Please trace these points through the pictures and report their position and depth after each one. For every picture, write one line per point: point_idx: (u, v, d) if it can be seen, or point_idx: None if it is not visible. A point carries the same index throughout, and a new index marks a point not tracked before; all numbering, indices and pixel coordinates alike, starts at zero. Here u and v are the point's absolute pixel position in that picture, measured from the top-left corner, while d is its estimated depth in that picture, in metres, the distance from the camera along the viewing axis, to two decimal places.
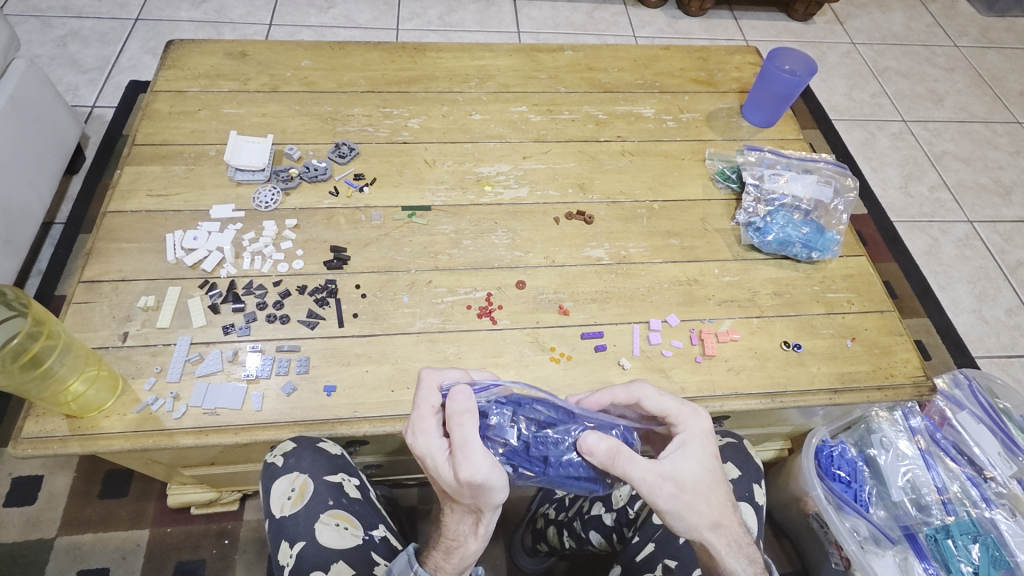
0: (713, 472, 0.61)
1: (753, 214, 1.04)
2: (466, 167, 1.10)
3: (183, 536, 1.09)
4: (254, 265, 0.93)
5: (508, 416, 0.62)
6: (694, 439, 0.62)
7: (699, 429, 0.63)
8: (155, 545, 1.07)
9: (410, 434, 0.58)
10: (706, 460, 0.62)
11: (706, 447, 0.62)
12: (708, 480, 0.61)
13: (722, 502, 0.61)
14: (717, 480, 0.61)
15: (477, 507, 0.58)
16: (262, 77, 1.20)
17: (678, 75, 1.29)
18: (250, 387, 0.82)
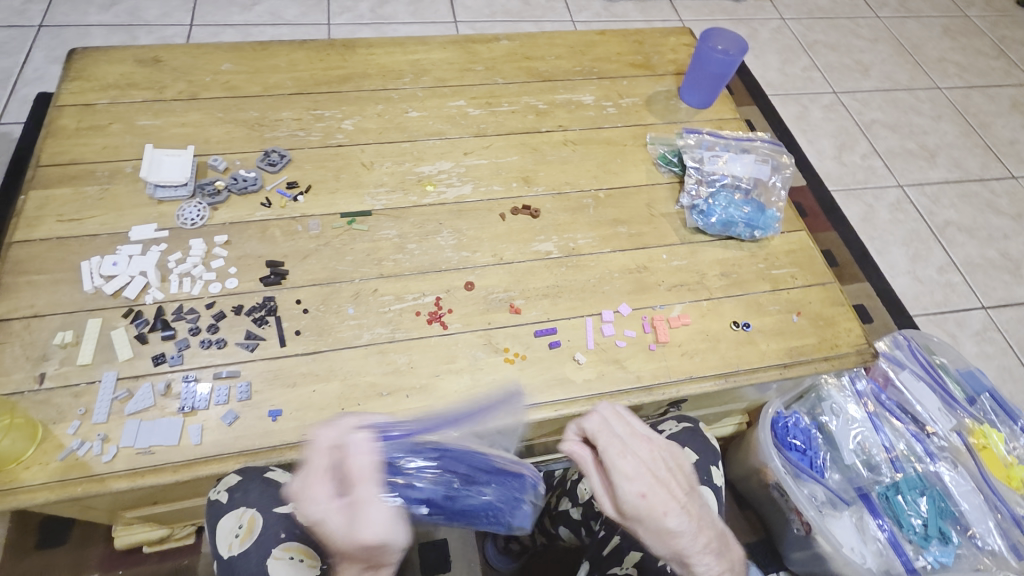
0: (641, 508, 0.61)
1: (696, 197, 1.05)
2: (405, 167, 1.06)
3: None
4: (183, 287, 0.87)
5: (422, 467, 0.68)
6: (617, 480, 0.62)
7: (620, 467, 0.63)
8: None
9: (302, 503, 0.54)
10: (630, 497, 0.61)
11: (626, 487, 0.62)
12: (635, 514, 0.62)
13: (657, 533, 0.61)
14: (649, 514, 0.61)
15: (380, 568, 0.56)
16: (180, 84, 1.12)
17: (615, 60, 1.28)
18: (188, 419, 0.77)
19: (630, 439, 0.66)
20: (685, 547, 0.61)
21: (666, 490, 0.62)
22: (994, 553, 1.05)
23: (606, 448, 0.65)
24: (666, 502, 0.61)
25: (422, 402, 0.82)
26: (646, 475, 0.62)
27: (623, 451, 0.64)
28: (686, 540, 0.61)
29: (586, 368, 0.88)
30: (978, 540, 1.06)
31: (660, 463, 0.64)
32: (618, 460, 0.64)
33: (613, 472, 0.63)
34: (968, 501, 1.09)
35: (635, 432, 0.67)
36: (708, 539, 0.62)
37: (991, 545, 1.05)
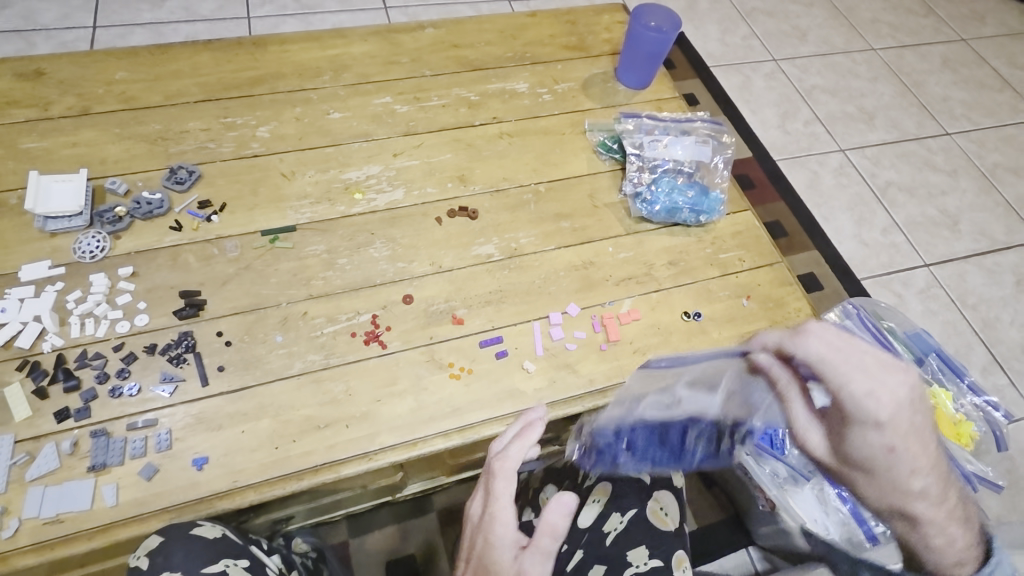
0: (881, 461, 0.51)
1: (639, 185, 1.02)
2: (331, 175, 0.99)
3: None
4: (85, 330, 0.79)
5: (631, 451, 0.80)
6: (855, 427, 0.52)
7: (863, 396, 0.50)
8: None
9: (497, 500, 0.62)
10: (870, 449, 0.52)
11: (868, 436, 0.51)
12: (872, 466, 0.52)
13: (892, 488, 0.52)
14: (888, 468, 0.51)
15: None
16: (69, 98, 1.00)
17: (549, 43, 1.22)
18: (100, 479, 0.69)
19: (873, 377, 0.50)
20: (924, 512, 0.52)
21: (924, 439, 0.50)
22: None
23: (835, 385, 0.52)
24: (918, 459, 0.50)
25: (364, 431, 0.77)
26: (906, 428, 0.50)
27: (864, 396, 0.50)
28: (925, 500, 0.52)
29: (536, 376, 0.84)
30: None
31: (917, 401, 0.50)
32: (861, 399, 0.50)
33: (852, 417, 0.51)
34: None
35: (877, 364, 0.50)
36: (952, 509, 0.53)
37: None
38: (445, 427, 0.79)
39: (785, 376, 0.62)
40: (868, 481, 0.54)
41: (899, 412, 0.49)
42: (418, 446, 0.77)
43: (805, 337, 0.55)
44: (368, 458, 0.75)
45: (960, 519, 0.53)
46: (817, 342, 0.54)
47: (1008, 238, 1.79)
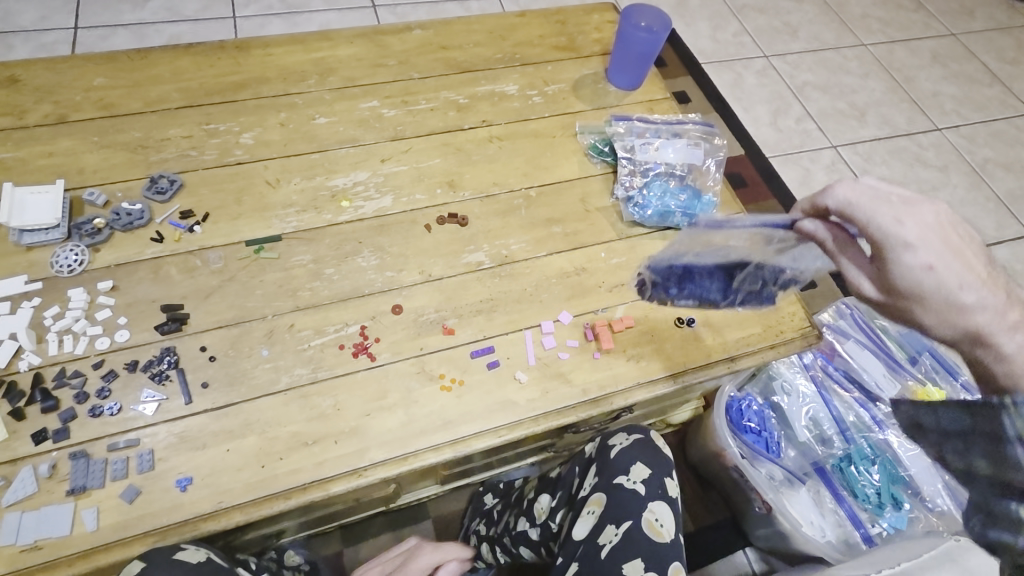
0: (923, 281, 0.53)
1: (631, 189, 1.00)
2: (317, 182, 0.97)
3: None
4: (64, 347, 0.76)
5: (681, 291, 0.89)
6: (892, 254, 0.54)
7: (895, 224, 0.53)
8: None
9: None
10: (911, 272, 0.53)
11: (906, 258, 0.53)
12: (917, 291, 0.54)
13: (942, 306, 0.53)
14: (934, 287, 0.53)
15: None
16: (45, 106, 0.97)
17: (538, 44, 1.20)
18: (80, 503, 0.67)
19: (904, 205, 0.54)
20: (986, 323, 0.52)
21: (971, 263, 0.52)
22: (944, 513, 1.07)
23: (868, 221, 0.55)
24: (958, 271, 0.52)
25: (353, 446, 0.75)
26: (938, 246, 0.53)
27: (895, 223, 0.53)
28: (984, 312, 0.52)
29: (529, 387, 0.82)
30: (929, 502, 1.09)
31: (949, 225, 0.53)
32: (895, 227, 0.54)
33: (886, 246, 0.54)
34: (916, 465, 1.11)
35: (905, 198, 0.55)
36: (1021, 317, 0.52)
37: (941, 505, 1.08)
38: (436, 441, 0.77)
39: (831, 237, 0.64)
40: (921, 309, 0.54)
41: (929, 230, 0.53)
42: (409, 461, 0.76)
43: (832, 190, 0.59)
44: (358, 474, 0.74)
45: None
46: (844, 186, 0.58)
47: (999, 233, 1.79)
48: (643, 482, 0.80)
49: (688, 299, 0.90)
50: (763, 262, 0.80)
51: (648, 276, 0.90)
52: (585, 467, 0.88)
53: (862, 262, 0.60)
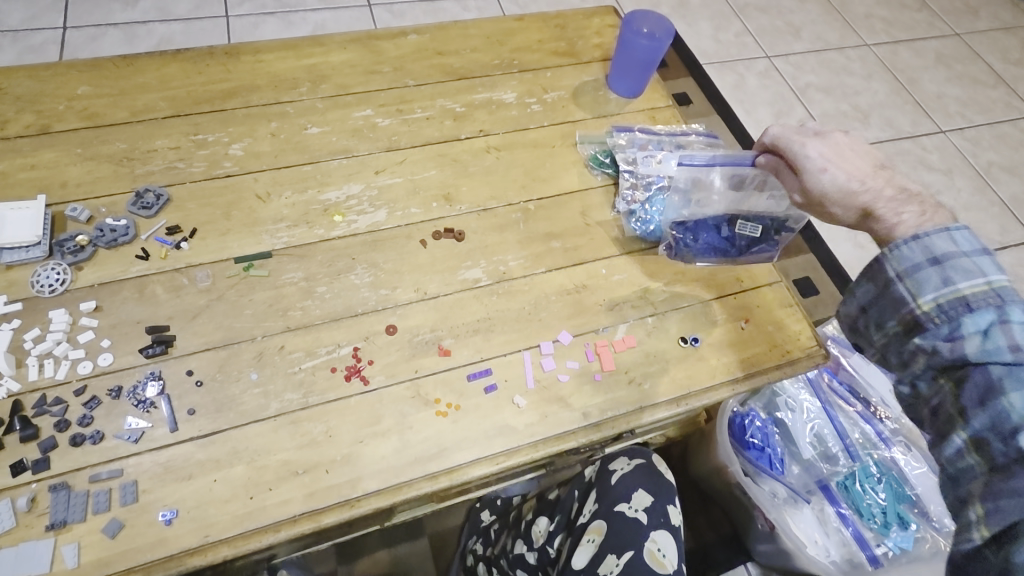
0: (823, 179, 0.74)
1: (633, 202, 0.98)
2: (309, 195, 0.94)
3: None
4: (44, 372, 0.74)
5: (698, 241, 0.94)
6: (802, 166, 0.76)
7: (800, 143, 0.77)
8: None
9: None
10: (815, 175, 0.75)
11: (810, 166, 0.75)
12: (820, 188, 0.74)
13: (836, 195, 0.72)
14: (831, 181, 0.73)
15: None
16: (27, 115, 0.94)
17: (537, 49, 1.16)
18: (60, 538, 0.65)
19: (811, 133, 0.77)
20: (867, 199, 0.69)
21: (858, 163, 0.73)
22: (951, 533, 1.06)
23: (785, 145, 0.79)
24: (846, 170, 0.72)
25: (345, 475, 0.73)
26: (830, 155, 0.74)
27: (800, 143, 0.77)
28: (866, 194, 0.70)
29: (527, 411, 0.80)
30: (935, 521, 1.07)
31: (843, 143, 0.75)
32: (800, 145, 0.77)
33: (798, 160, 0.77)
34: (922, 483, 1.10)
35: (814, 129, 0.78)
36: (899, 194, 0.68)
37: (948, 525, 1.06)
38: (431, 469, 0.75)
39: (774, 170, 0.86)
40: (825, 200, 0.74)
41: (825, 146, 0.75)
42: (403, 490, 0.73)
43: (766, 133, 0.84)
44: (351, 504, 0.71)
45: (940, 210, 0.64)
46: (771, 125, 0.82)
47: (1004, 239, 1.76)
48: (646, 509, 0.78)
49: (704, 252, 0.94)
50: (751, 206, 0.96)
51: (667, 234, 0.94)
52: (584, 492, 0.87)
53: (790, 178, 0.80)
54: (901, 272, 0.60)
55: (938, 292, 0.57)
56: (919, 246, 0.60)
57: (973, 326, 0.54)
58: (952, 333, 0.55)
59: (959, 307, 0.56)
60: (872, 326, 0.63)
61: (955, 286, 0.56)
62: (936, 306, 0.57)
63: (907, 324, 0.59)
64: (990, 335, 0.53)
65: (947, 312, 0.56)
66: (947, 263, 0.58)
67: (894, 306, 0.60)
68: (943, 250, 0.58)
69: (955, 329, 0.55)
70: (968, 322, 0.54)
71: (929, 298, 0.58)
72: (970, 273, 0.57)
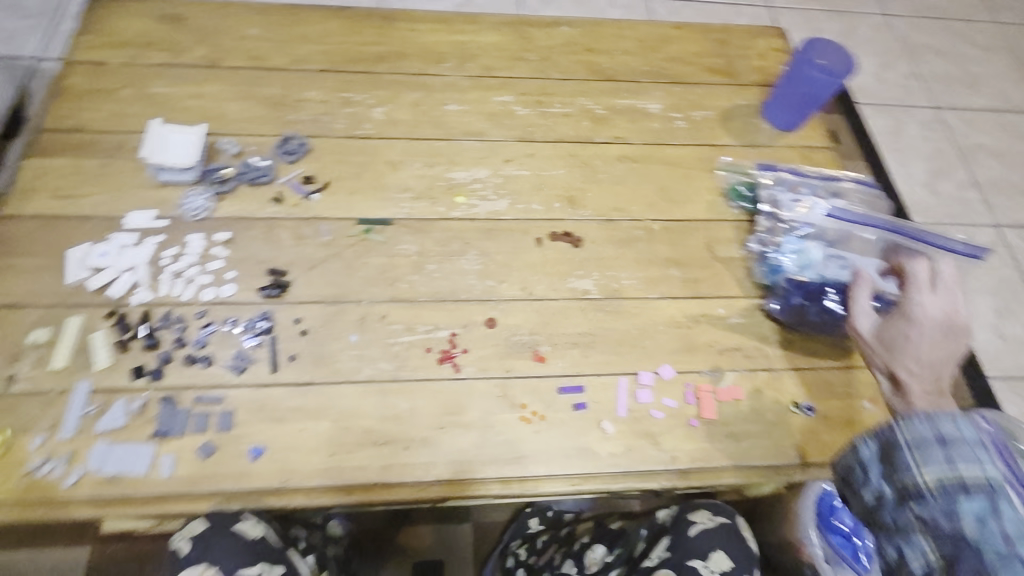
0: (903, 338, 0.62)
1: (769, 244, 0.89)
2: (437, 171, 0.94)
3: (125, 558, 1.01)
4: (174, 289, 0.79)
5: (809, 299, 0.83)
6: (904, 311, 0.64)
7: (922, 298, 0.64)
8: (94, 568, 0.99)
9: None
10: (902, 330, 0.63)
11: (908, 320, 0.63)
12: (891, 339, 0.62)
13: (893, 354, 0.61)
14: (906, 343, 0.61)
15: None
16: (199, 49, 1.01)
17: (692, 62, 1.10)
18: (161, 447, 0.69)
19: (945, 301, 0.63)
20: (906, 377, 0.58)
21: (942, 352, 0.60)
22: None
23: (913, 287, 0.66)
24: (932, 355, 0.60)
25: (421, 457, 0.72)
26: (934, 326, 0.62)
27: (924, 298, 0.64)
28: (922, 382, 0.58)
29: (613, 440, 0.76)
30: None
31: (959, 332, 0.61)
32: (920, 298, 0.64)
33: (907, 306, 0.65)
34: None
35: (953, 300, 0.63)
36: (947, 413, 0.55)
37: None
38: (505, 473, 0.73)
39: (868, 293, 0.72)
40: (880, 349, 0.63)
41: (941, 319, 0.62)
42: (473, 486, 0.72)
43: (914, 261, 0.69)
44: (421, 487, 0.71)
45: None
46: (921, 263, 0.68)
47: None
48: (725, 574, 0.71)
49: (815, 315, 0.83)
50: None
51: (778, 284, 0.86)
52: (654, 535, 0.81)
53: (874, 308, 0.69)
54: (902, 437, 0.47)
55: (935, 466, 0.44)
56: (923, 432, 0.51)
57: (970, 510, 0.42)
58: (948, 517, 0.43)
59: (959, 485, 0.43)
60: (854, 482, 0.50)
61: (953, 461, 0.44)
62: (935, 484, 0.44)
63: (894, 491, 0.46)
64: (986, 521, 0.41)
65: (946, 492, 0.43)
66: (944, 454, 0.49)
67: (887, 467, 0.47)
68: (941, 422, 0.46)
69: (949, 511, 0.43)
70: (965, 504, 0.42)
71: (927, 471, 0.44)
72: (975, 451, 0.44)
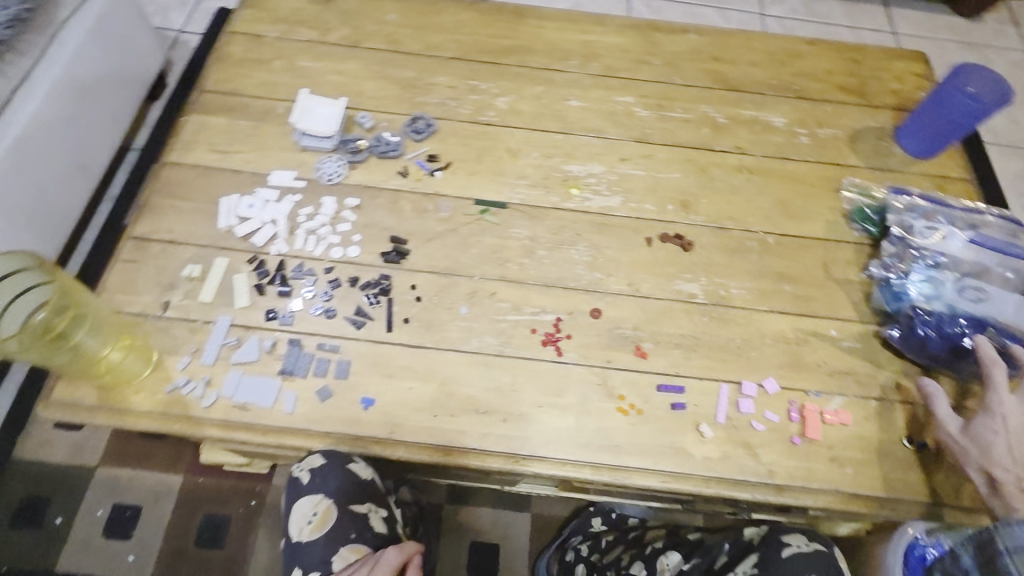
0: (985, 437, 0.69)
1: (893, 270, 0.85)
2: (553, 162, 0.96)
3: (215, 490, 1.06)
4: (306, 245, 0.85)
5: (938, 330, 0.79)
6: (995, 417, 0.69)
7: (1002, 396, 0.69)
8: (188, 493, 1.06)
9: None
10: (984, 430, 0.69)
11: (989, 419, 0.69)
12: (980, 445, 0.69)
13: (992, 460, 0.67)
14: (995, 446, 0.68)
15: None
16: (344, 29, 1.08)
17: (821, 79, 1.07)
18: (285, 384, 0.76)
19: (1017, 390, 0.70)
20: (1008, 478, 0.66)
21: None
22: None
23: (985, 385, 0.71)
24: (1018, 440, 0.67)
25: (518, 432, 0.75)
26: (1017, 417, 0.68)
27: (998, 393, 0.70)
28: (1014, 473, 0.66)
29: (710, 444, 0.75)
30: None
31: None
32: (1000, 397, 0.69)
33: (988, 406, 0.70)
34: None
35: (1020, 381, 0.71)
36: None
37: None
38: (598, 459, 0.74)
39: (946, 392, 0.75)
40: (983, 457, 0.68)
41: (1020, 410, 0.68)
42: (564, 467, 0.73)
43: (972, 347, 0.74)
44: (515, 460, 0.73)
45: None
46: (983, 349, 0.73)
47: None
48: None
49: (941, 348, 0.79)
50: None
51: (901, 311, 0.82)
52: (738, 550, 0.80)
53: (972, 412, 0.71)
54: None
55: None
56: None
57: None
58: None
59: None
60: None
61: None
62: None
63: None
64: None
65: None
66: None
67: None
68: None
69: None
70: None
71: None
72: None
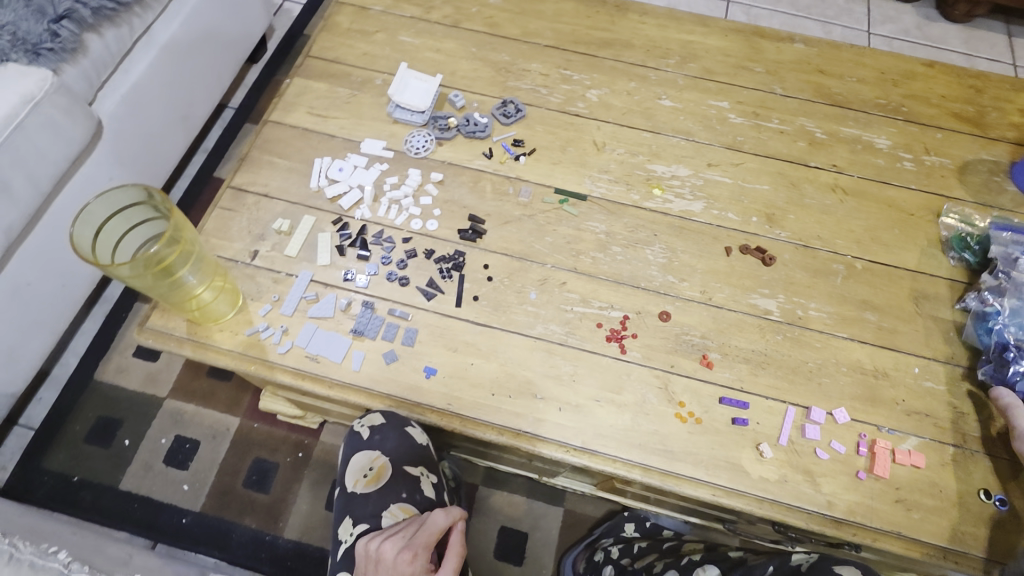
0: None
1: (991, 303, 0.80)
2: (638, 160, 0.95)
3: (267, 437, 1.12)
4: (389, 213, 0.88)
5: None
6: None
7: None
8: (242, 436, 1.12)
9: None
10: None
11: None
12: None
13: None
14: None
15: None
16: (446, 9, 1.10)
17: (935, 103, 1.00)
18: (354, 343, 0.79)
19: None
20: None
21: None
22: None
23: None
24: None
25: (572, 422, 0.75)
26: None
27: None
28: None
29: (769, 464, 0.73)
30: None
31: None
32: None
33: None
34: None
35: None
36: None
37: None
38: (649, 461, 0.73)
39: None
40: None
41: None
42: (615, 464, 0.73)
43: None
44: (565, 449, 0.74)
45: None
46: None
47: None
48: None
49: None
50: None
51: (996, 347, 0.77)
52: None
53: None
54: None
55: None
56: None
57: None
58: None
59: None
60: None
61: None
62: None
63: None
64: None
65: None
66: None
67: None
68: None
69: None
70: None
71: None
72: None
